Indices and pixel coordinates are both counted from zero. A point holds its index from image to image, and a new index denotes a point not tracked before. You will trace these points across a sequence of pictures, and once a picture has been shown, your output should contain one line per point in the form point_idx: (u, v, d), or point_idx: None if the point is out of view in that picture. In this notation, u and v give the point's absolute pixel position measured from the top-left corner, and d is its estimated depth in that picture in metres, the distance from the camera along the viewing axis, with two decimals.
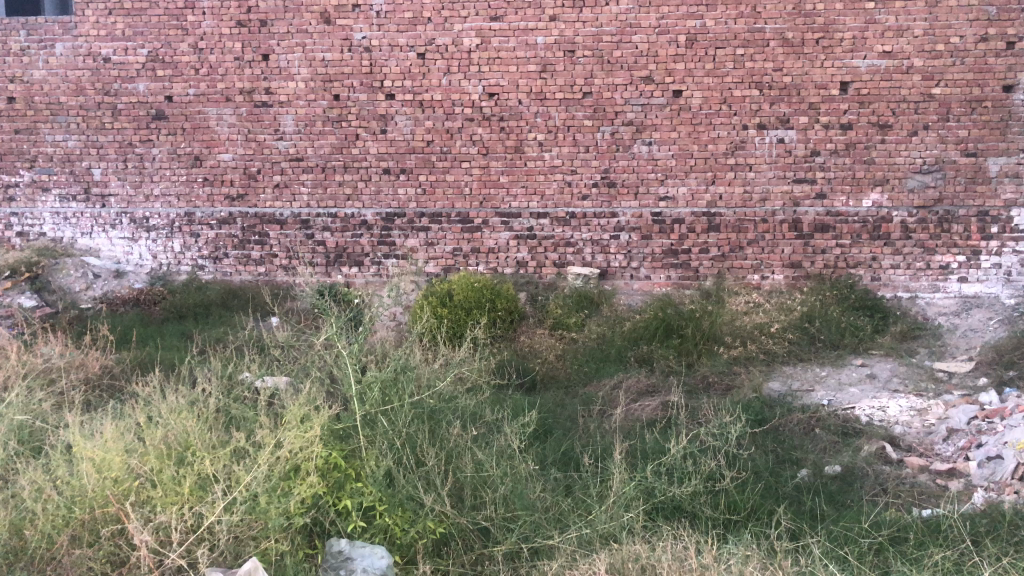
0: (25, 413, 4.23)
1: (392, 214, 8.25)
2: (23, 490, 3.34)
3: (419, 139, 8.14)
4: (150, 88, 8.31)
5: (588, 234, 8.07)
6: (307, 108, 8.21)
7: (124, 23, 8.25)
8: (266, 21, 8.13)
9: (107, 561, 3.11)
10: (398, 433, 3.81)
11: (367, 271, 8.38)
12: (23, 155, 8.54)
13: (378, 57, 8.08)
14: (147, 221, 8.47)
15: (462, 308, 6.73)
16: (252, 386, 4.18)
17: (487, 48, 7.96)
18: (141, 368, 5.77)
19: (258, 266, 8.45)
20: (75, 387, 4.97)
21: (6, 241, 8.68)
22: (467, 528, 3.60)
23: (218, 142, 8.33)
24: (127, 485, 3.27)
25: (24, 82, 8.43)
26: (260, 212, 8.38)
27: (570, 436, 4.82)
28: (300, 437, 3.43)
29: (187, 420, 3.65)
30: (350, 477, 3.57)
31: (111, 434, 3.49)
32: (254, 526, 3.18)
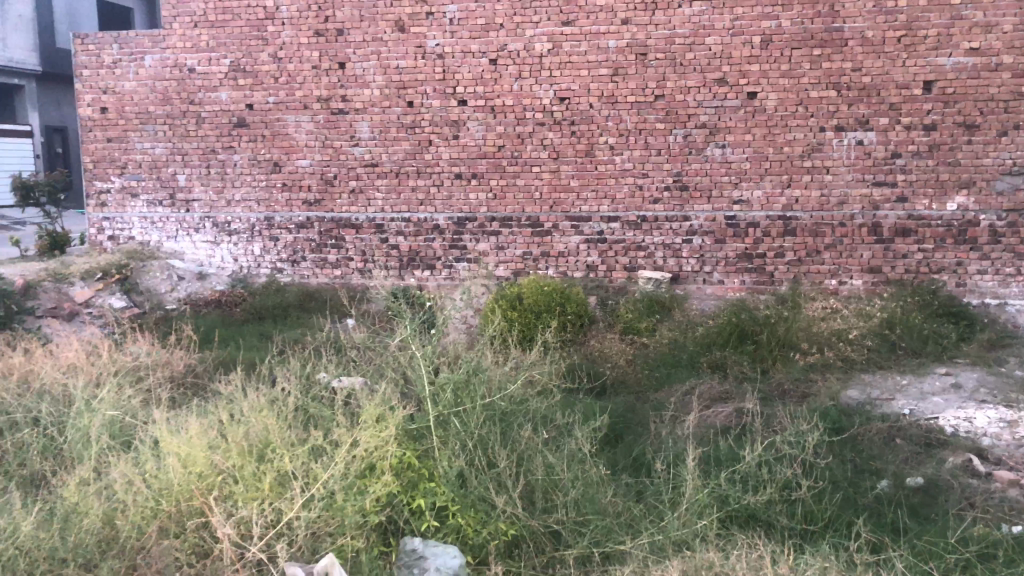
0: (116, 409, 4.43)
1: (463, 219, 8.34)
2: (115, 482, 3.51)
3: (490, 144, 8.20)
4: (232, 97, 8.60)
5: (659, 238, 8.00)
6: (381, 115, 8.37)
7: (209, 35, 8.56)
8: (343, 30, 8.33)
9: (192, 552, 3.23)
10: (471, 434, 3.83)
11: (439, 275, 8.48)
12: (114, 163, 8.92)
13: (451, 64, 8.18)
14: (229, 225, 8.76)
15: (532, 312, 6.75)
16: (329, 386, 4.30)
17: (559, 52, 7.99)
18: (223, 367, 5.96)
19: (334, 269, 8.63)
20: (161, 385, 5.16)
21: (98, 244, 9.09)
22: (538, 531, 3.61)
23: (296, 148, 8.55)
24: (211, 479, 3.39)
25: (116, 93, 8.82)
26: (336, 216, 8.57)
27: (642, 441, 4.79)
28: (374, 436, 3.52)
29: (268, 419, 3.77)
30: (424, 477, 3.62)
31: (196, 431, 3.63)
32: (331, 523, 3.26)
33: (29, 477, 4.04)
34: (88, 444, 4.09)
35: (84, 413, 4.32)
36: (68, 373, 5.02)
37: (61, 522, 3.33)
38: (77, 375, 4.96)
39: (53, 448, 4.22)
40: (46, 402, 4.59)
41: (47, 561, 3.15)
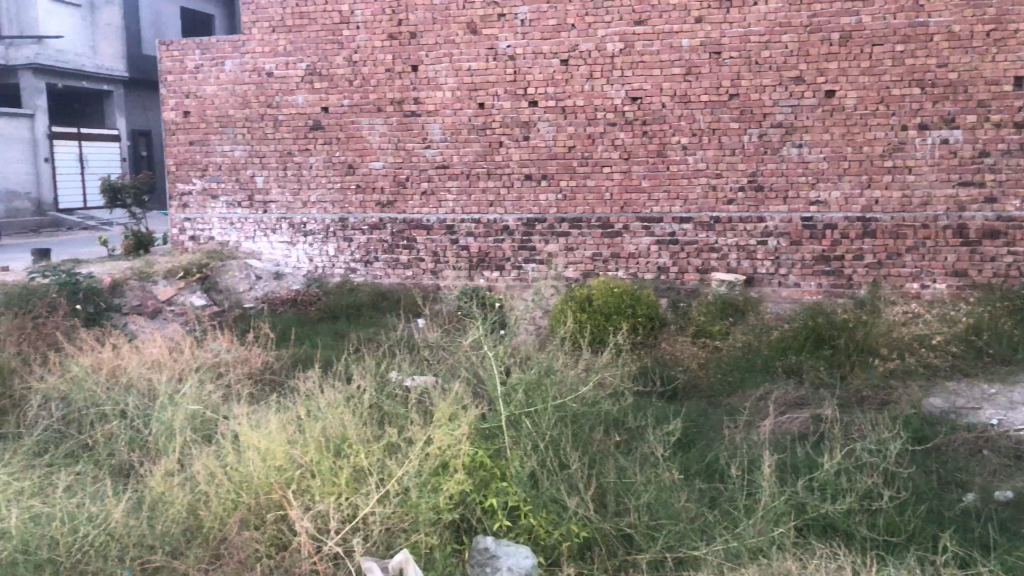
0: (197, 404, 4.57)
1: (533, 220, 8.34)
2: (198, 474, 3.63)
3: (561, 145, 8.19)
4: (308, 100, 8.78)
5: (733, 239, 7.86)
6: (453, 117, 8.43)
7: (286, 39, 8.77)
8: (416, 33, 8.44)
9: (272, 544, 3.30)
10: (543, 435, 3.82)
11: (508, 276, 8.49)
12: (196, 165, 9.22)
13: (522, 65, 8.20)
14: (305, 226, 8.95)
15: (602, 314, 6.70)
16: (403, 385, 4.34)
17: (630, 52, 7.93)
18: (298, 364, 6.09)
19: (406, 269, 8.75)
20: (241, 380, 5.30)
21: (180, 244, 9.40)
22: (610, 533, 3.58)
23: (370, 151, 8.69)
24: (289, 473, 3.46)
25: (198, 98, 9.11)
26: (408, 218, 8.68)
27: (715, 445, 4.70)
28: (448, 434, 3.54)
29: (344, 416, 3.83)
30: (496, 476, 3.60)
31: (276, 426, 3.71)
32: (406, 519, 3.30)
33: (118, 467, 4.22)
34: (172, 437, 4.24)
35: (168, 407, 4.48)
36: (152, 368, 5.21)
37: (149, 510, 3.46)
38: (161, 370, 5.13)
39: (139, 440, 4.38)
40: (133, 395, 4.77)
41: (135, 548, 3.29)
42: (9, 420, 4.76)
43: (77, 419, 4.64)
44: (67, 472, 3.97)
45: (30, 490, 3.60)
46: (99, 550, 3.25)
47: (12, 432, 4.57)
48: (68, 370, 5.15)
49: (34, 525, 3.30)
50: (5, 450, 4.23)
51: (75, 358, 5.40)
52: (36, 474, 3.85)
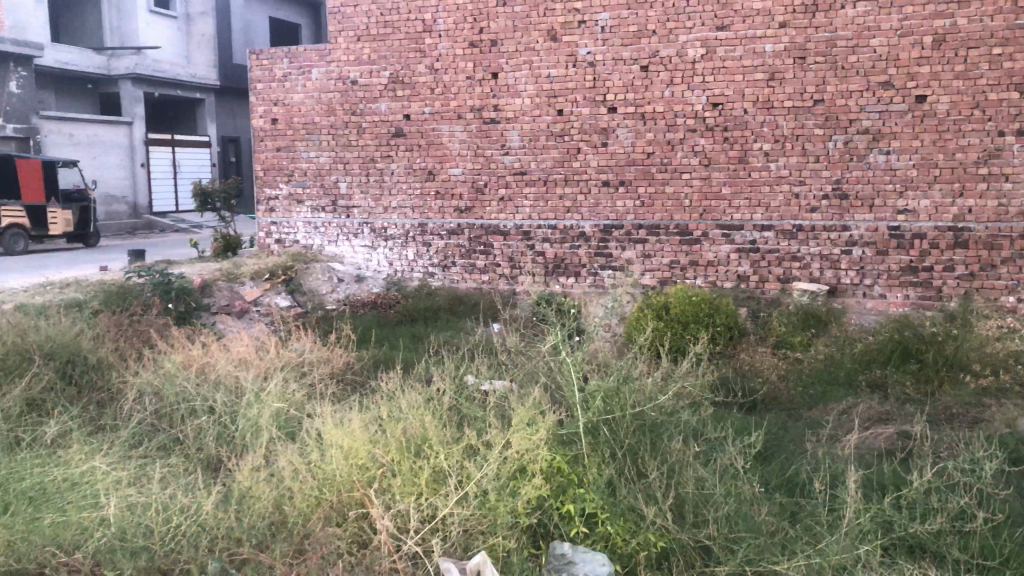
0: (281, 402, 4.71)
1: (610, 226, 8.31)
2: (282, 470, 3.74)
3: (639, 151, 8.14)
4: (391, 108, 8.97)
5: (816, 248, 7.68)
6: (532, 123, 8.48)
7: (371, 48, 8.98)
8: (496, 41, 8.52)
9: (353, 542, 3.37)
10: (621, 443, 3.84)
11: (584, 282, 8.49)
12: (282, 171, 9.50)
13: (602, 72, 8.20)
14: (386, 231, 9.15)
15: (680, 322, 6.62)
16: (481, 389, 4.40)
17: (712, 58, 7.83)
18: (377, 366, 6.20)
19: (482, 274, 8.84)
20: (323, 380, 5.44)
21: (266, 247, 9.72)
22: (688, 544, 3.50)
23: (449, 157, 8.81)
24: (372, 472, 3.56)
25: (285, 106, 9.40)
26: (486, 223, 8.76)
27: (795, 459, 4.59)
28: (526, 439, 3.56)
29: (424, 418, 3.92)
30: (572, 482, 3.59)
31: (359, 426, 3.82)
32: (484, 522, 3.33)
33: (206, 460, 4.37)
34: (258, 434, 4.38)
35: (254, 405, 4.63)
36: (239, 366, 5.38)
37: (237, 504, 3.58)
38: (247, 368, 5.31)
39: (226, 435, 4.54)
40: (220, 392, 4.94)
41: (223, 539, 3.40)
42: (106, 412, 4.99)
43: (169, 414, 4.84)
44: (160, 463, 4.14)
45: (127, 480, 3.77)
46: (190, 539, 3.37)
47: (109, 423, 4.79)
48: (160, 366, 5.36)
49: (131, 514, 3.46)
50: (103, 441, 4.43)
51: (167, 354, 5.63)
52: (132, 465, 4.03)
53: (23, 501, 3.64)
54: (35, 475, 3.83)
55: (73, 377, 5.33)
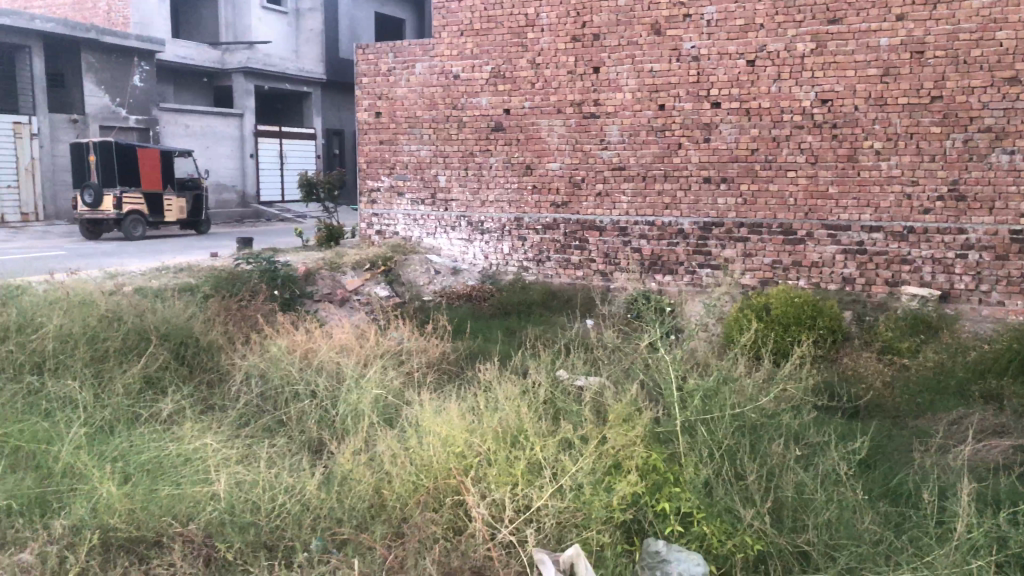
0: (380, 389, 4.83)
1: (710, 223, 8.15)
2: (382, 455, 3.85)
3: (743, 147, 7.95)
4: (491, 102, 9.05)
5: (928, 251, 7.35)
6: (632, 118, 8.41)
7: (473, 43, 9.07)
8: (599, 35, 8.49)
9: (448, 528, 3.43)
10: (719, 444, 3.71)
11: (681, 280, 8.36)
12: (384, 164, 9.73)
13: (707, 66, 8.05)
14: (482, 224, 9.25)
15: (781, 323, 6.44)
16: (576, 385, 4.41)
17: (822, 52, 7.58)
18: (473, 357, 6.28)
19: (577, 270, 8.83)
20: (421, 367, 5.55)
21: (368, 238, 9.99)
22: (786, 549, 3.38)
23: (548, 152, 8.83)
24: (468, 460, 3.61)
25: (390, 100, 9.61)
26: (582, 218, 8.75)
27: (901, 469, 4.40)
28: (621, 435, 3.57)
29: (520, 410, 3.95)
30: (668, 480, 3.51)
31: (456, 415, 3.90)
32: (578, 515, 3.32)
33: (308, 441, 4.52)
34: (358, 418, 4.51)
35: (354, 390, 4.76)
36: (340, 352, 5.53)
37: (338, 485, 3.71)
38: (349, 354, 5.46)
39: (328, 419, 4.70)
40: (322, 376, 5.09)
41: (325, 519, 3.53)
42: (215, 392, 5.22)
43: (273, 396, 5.03)
44: (266, 443, 4.31)
45: (235, 458, 3.94)
46: (295, 517, 3.51)
47: (218, 403, 5.02)
48: (267, 349, 5.57)
49: (239, 490, 3.63)
50: (214, 419, 4.64)
51: (274, 339, 5.85)
52: (241, 443, 4.22)
53: (142, 473, 3.86)
54: (153, 449, 4.05)
55: (186, 357, 5.60)
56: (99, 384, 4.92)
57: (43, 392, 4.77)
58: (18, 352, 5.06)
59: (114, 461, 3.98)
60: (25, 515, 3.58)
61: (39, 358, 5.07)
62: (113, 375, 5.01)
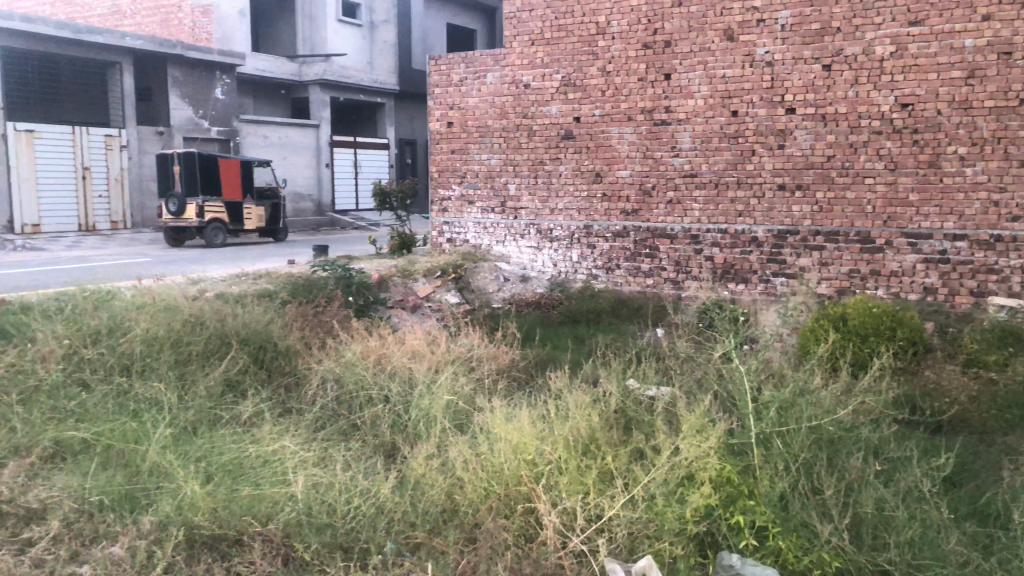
0: (452, 395, 4.90)
1: (784, 231, 8.00)
2: (454, 460, 3.90)
3: (818, 153, 7.79)
4: (562, 110, 9.08)
5: (1017, 260, 7.06)
6: (704, 125, 8.32)
7: (544, 52, 9.12)
8: (671, 42, 8.43)
9: (520, 535, 3.44)
10: (795, 457, 3.65)
11: (754, 289, 8.21)
12: (455, 173, 9.85)
13: (781, 72, 7.91)
14: (552, 232, 9.27)
15: (860, 333, 6.25)
16: (648, 394, 4.38)
17: (903, 55, 7.38)
18: (543, 365, 6.30)
19: (647, 278, 8.76)
20: (491, 374, 5.59)
21: (439, 245, 10.11)
22: (866, 568, 3.29)
23: (618, 159, 8.80)
24: (539, 468, 3.63)
25: (461, 110, 9.74)
26: (652, 226, 8.69)
27: (989, 487, 4.23)
28: (694, 446, 3.47)
29: (590, 419, 3.94)
30: (743, 493, 3.39)
31: (527, 422, 3.93)
32: (651, 526, 3.30)
33: (382, 446, 4.60)
34: (430, 423, 4.57)
35: (426, 395, 4.83)
36: (412, 358, 5.61)
37: (413, 490, 3.78)
38: (421, 360, 5.53)
39: (400, 424, 4.78)
40: (395, 382, 5.17)
41: (399, 523, 3.60)
42: (292, 396, 5.35)
43: (348, 400, 5.13)
44: (342, 446, 4.41)
45: (312, 460, 4.05)
46: (369, 520, 3.58)
47: (296, 406, 5.16)
48: (342, 355, 5.69)
49: (317, 492, 3.73)
50: (291, 422, 4.77)
51: (348, 344, 5.97)
52: (318, 446, 4.33)
53: (223, 473, 3.98)
54: (234, 450, 4.18)
55: (265, 361, 5.76)
56: (183, 386, 5.11)
57: (131, 393, 4.98)
58: (109, 355, 5.29)
59: (198, 461, 4.13)
60: (116, 510, 3.73)
61: (127, 360, 5.29)
62: (196, 378, 5.19)
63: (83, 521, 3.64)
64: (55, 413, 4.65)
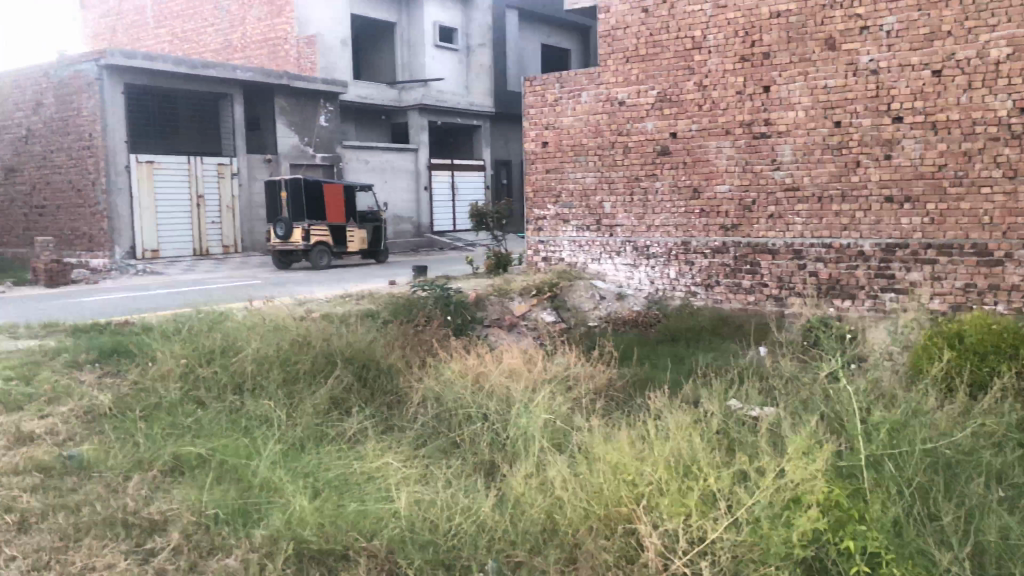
0: (549, 414, 4.91)
1: (893, 245, 7.69)
2: (553, 479, 3.92)
3: (929, 163, 7.47)
4: (657, 126, 9.02)
5: None
6: (806, 137, 8.11)
7: (639, 68, 9.09)
8: (769, 53, 8.27)
9: (620, 557, 3.41)
10: (909, 481, 3.49)
11: (862, 305, 7.91)
12: (551, 192, 9.91)
13: (887, 80, 7.65)
14: (649, 249, 9.20)
15: (978, 352, 5.83)
16: (750, 415, 4.29)
17: (1021, 57, 7.01)
18: (642, 384, 6.25)
19: (748, 295, 8.56)
20: (589, 394, 5.57)
21: (534, 264, 10.16)
22: None
23: (716, 174, 8.67)
24: (640, 489, 3.58)
25: (555, 129, 9.80)
26: (753, 241, 8.50)
27: None
28: (800, 468, 3.35)
29: (691, 440, 3.88)
30: (852, 517, 3.25)
31: (627, 442, 3.91)
32: (756, 550, 3.22)
33: (481, 464, 4.65)
34: (529, 441, 4.59)
35: (525, 414, 4.86)
36: (510, 377, 5.63)
37: (513, 508, 3.81)
38: (519, 378, 5.56)
39: (499, 442, 4.82)
40: (493, 400, 5.21)
41: (500, 541, 3.63)
42: (395, 414, 5.48)
43: (447, 418, 5.21)
44: (442, 464, 4.48)
45: (414, 477, 4.13)
46: (471, 537, 3.64)
47: (398, 424, 5.28)
48: (441, 373, 5.79)
49: (419, 508, 3.80)
50: (393, 439, 4.88)
51: (447, 363, 6.08)
52: (419, 464, 4.41)
53: (330, 488, 4.11)
54: (340, 467, 4.31)
55: (368, 379, 5.91)
56: (291, 403, 5.30)
57: (243, 411, 5.20)
58: (222, 373, 5.54)
59: (306, 477, 4.28)
60: (230, 523, 3.90)
61: (239, 378, 5.52)
62: (303, 396, 5.38)
63: (200, 534, 3.82)
64: (174, 429, 4.91)
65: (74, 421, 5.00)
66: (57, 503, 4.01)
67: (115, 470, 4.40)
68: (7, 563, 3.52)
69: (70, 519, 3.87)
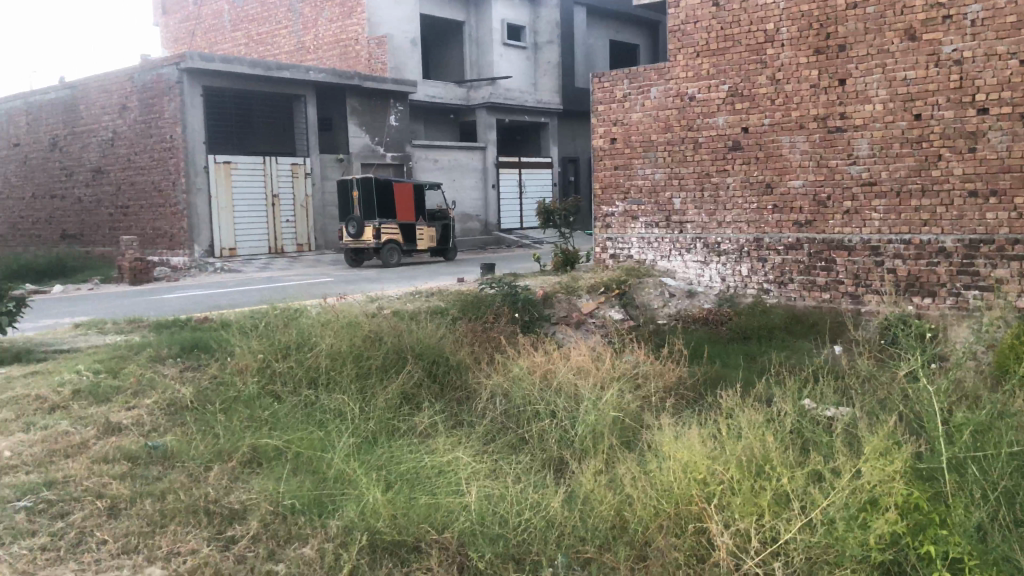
0: (617, 412, 4.91)
1: (978, 240, 7.40)
2: (623, 477, 3.91)
3: (1016, 155, 7.18)
4: (728, 121, 8.89)
5: None
6: (884, 130, 7.89)
7: (709, 63, 8.97)
8: (845, 45, 8.07)
9: (690, 555, 3.38)
10: (993, 485, 3.37)
11: (943, 303, 7.62)
12: (619, 189, 9.86)
13: (971, 70, 7.39)
14: (719, 246, 9.07)
15: None
16: (824, 415, 4.20)
17: None
18: (713, 382, 6.17)
19: (823, 292, 8.35)
20: (660, 391, 5.53)
21: (603, 261, 10.13)
22: None
23: (790, 170, 8.49)
24: (711, 487, 3.55)
25: (624, 125, 9.74)
26: (828, 237, 8.30)
27: None
28: (878, 469, 3.30)
29: (764, 440, 3.84)
30: (933, 521, 3.15)
31: (698, 441, 3.88)
32: (830, 552, 3.15)
33: (550, 460, 4.66)
34: (598, 439, 4.60)
35: (593, 411, 4.87)
36: (578, 374, 5.63)
37: (583, 505, 3.82)
38: (587, 376, 5.56)
39: (569, 438, 4.83)
40: (561, 398, 5.22)
41: (569, 537, 3.65)
42: (464, 409, 5.55)
43: (517, 414, 5.25)
44: (512, 459, 4.52)
45: (484, 472, 4.18)
46: (541, 533, 3.67)
47: (467, 419, 5.34)
48: (509, 369, 5.84)
49: (489, 503, 3.85)
50: (462, 434, 4.95)
51: (515, 359, 6.11)
52: (489, 459, 4.46)
53: (402, 481, 4.19)
54: (411, 461, 4.39)
55: (438, 375, 6.00)
56: (364, 397, 5.42)
57: (317, 405, 5.34)
58: (297, 368, 5.69)
59: (378, 469, 4.37)
60: (306, 513, 4.01)
61: (313, 373, 5.67)
62: (376, 391, 5.50)
63: (278, 523, 3.93)
64: (253, 421, 5.08)
65: (159, 412, 5.20)
66: (143, 490, 4.18)
67: (197, 460, 4.56)
68: (98, 546, 3.69)
69: (156, 505, 4.04)
